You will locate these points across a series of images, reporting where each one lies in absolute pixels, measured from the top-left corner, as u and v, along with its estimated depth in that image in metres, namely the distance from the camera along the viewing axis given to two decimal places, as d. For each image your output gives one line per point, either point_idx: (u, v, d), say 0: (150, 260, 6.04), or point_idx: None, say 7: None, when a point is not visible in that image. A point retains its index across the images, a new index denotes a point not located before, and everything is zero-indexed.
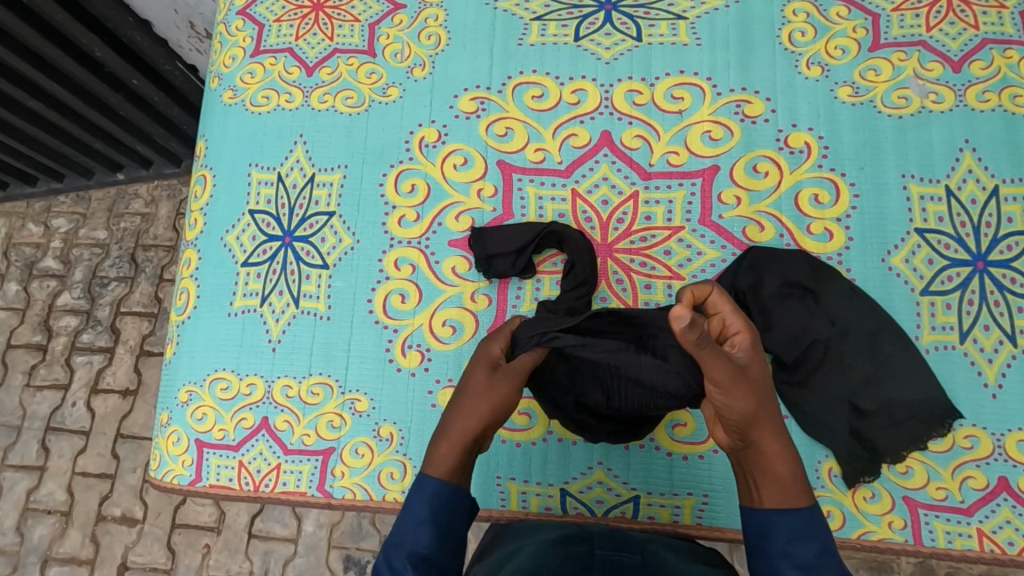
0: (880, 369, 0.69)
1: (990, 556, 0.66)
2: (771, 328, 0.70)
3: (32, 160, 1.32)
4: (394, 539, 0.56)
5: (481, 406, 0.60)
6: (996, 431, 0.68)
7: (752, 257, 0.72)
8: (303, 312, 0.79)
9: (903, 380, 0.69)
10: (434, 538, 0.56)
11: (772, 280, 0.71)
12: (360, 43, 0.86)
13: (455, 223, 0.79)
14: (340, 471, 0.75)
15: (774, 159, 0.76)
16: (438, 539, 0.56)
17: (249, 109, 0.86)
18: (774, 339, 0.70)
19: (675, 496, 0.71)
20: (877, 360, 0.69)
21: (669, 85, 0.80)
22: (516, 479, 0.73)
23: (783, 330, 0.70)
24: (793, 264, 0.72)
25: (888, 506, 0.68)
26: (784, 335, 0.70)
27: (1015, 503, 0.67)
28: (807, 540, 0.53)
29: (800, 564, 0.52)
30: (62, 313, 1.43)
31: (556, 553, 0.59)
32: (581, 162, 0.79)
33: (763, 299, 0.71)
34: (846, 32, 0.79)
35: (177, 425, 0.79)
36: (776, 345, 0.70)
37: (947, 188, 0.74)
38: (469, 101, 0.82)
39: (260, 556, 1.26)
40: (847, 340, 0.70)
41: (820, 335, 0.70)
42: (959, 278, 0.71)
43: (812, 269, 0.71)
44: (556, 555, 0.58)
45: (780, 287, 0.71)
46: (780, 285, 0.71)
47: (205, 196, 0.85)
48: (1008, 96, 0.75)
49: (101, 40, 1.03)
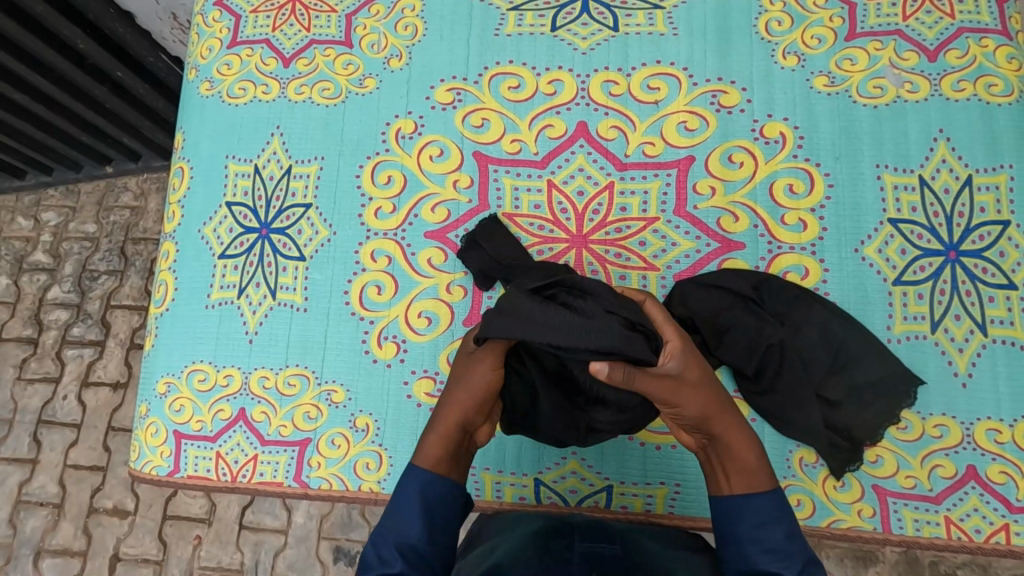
0: (839, 356, 0.70)
1: (958, 544, 0.67)
2: (725, 347, 0.71)
3: (18, 153, 1.31)
4: (379, 532, 0.56)
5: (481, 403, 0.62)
6: (966, 420, 0.68)
7: (685, 281, 0.73)
8: (280, 304, 0.79)
9: (863, 360, 0.69)
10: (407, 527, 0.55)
11: (713, 296, 0.71)
12: (337, 33, 0.86)
13: (431, 214, 0.79)
14: (316, 461, 0.75)
15: (749, 149, 0.76)
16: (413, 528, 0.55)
17: (226, 101, 0.86)
18: (730, 352, 0.71)
19: (648, 485, 0.72)
20: (834, 348, 0.70)
21: (645, 76, 0.79)
22: (490, 470, 0.73)
23: (736, 344, 0.71)
24: (735, 278, 0.71)
25: (857, 495, 0.68)
26: (738, 348, 0.71)
27: (983, 491, 0.67)
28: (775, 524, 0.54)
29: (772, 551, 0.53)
30: (52, 307, 1.43)
31: (535, 547, 0.59)
32: (557, 153, 0.79)
33: (710, 321, 0.71)
34: (823, 21, 0.78)
35: (155, 416, 0.79)
36: (735, 359, 0.71)
37: (921, 177, 0.73)
38: (445, 92, 0.82)
39: (250, 547, 1.27)
40: (803, 334, 0.70)
41: (773, 338, 0.70)
42: (931, 268, 0.71)
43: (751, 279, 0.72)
44: (535, 549, 0.59)
45: (723, 303, 0.71)
46: (723, 300, 0.71)
47: (182, 188, 0.85)
48: (983, 85, 0.75)
49: (83, 32, 1.02)
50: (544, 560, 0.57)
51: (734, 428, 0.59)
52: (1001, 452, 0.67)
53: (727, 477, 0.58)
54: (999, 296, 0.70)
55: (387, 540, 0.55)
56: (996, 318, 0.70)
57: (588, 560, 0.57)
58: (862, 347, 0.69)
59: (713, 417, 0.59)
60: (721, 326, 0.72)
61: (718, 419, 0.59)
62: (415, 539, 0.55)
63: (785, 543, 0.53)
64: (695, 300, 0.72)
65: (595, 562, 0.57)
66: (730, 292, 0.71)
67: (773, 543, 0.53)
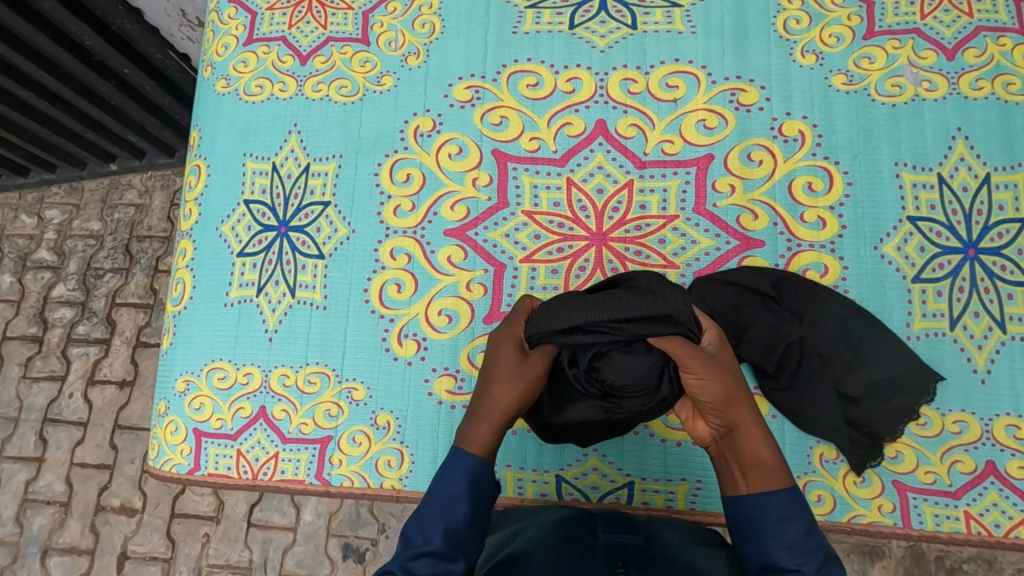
0: (858, 353, 0.70)
1: (977, 539, 0.67)
2: (746, 343, 0.71)
3: (23, 150, 1.31)
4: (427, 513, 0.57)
5: (523, 390, 0.63)
6: (985, 417, 0.69)
7: (702, 279, 0.73)
8: (299, 303, 0.79)
9: (880, 357, 0.70)
10: (435, 515, 0.57)
11: (734, 292, 0.72)
12: (354, 31, 0.86)
13: (450, 212, 0.79)
14: (337, 459, 0.75)
15: (768, 147, 0.76)
16: (440, 516, 0.57)
17: (242, 98, 0.86)
18: (751, 352, 0.71)
19: (669, 481, 0.72)
20: (853, 345, 0.70)
21: (664, 74, 0.80)
22: (511, 466, 0.74)
23: (756, 341, 0.71)
24: (758, 274, 0.72)
25: (877, 490, 0.69)
26: (758, 344, 0.71)
27: (1002, 486, 0.68)
28: (795, 519, 0.55)
29: (792, 548, 0.54)
30: (57, 304, 1.42)
31: (559, 537, 0.60)
32: (576, 151, 0.79)
33: (731, 318, 0.71)
34: (841, 19, 0.79)
35: (174, 414, 0.79)
36: (755, 356, 0.71)
37: (939, 176, 0.74)
38: (463, 90, 0.82)
39: (259, 545, 1.27)
40: (822, 333, 0.71)
41: (793, 335, 0.71)
42: (950, 265, 0.72)
43: (778, 279, 0.72)
44: (559, 539, 0.59)
45: (743, 299, 0.71)
46: (743, 295, 0.71)
47: (198, 186, 0.85)
48: (1000, 83, 0.75)
49: (91, 28, 1.01)
50: (566, 547, 0.58)
51: (751, 426, 0.60)
52: (1019, 448, 0.68)
53: (744, 474, 0.58)
54: (1018, 293, 0.71)
55: (432, 521, 0.56)
56: (1014, 315, 0.71)
57: (612, 554, 0.57)
58: (880, 345, 0.70)
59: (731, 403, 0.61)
60: (744, 326, 0.72)
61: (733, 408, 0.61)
62: (433, 523, 0.56)
63: (797, 539, 0.54)
64: (715, 297, 0.71)
65: (618, 554, 0.57)
66: (751, 292, 0.72)
67: (792, 539, 0.54)
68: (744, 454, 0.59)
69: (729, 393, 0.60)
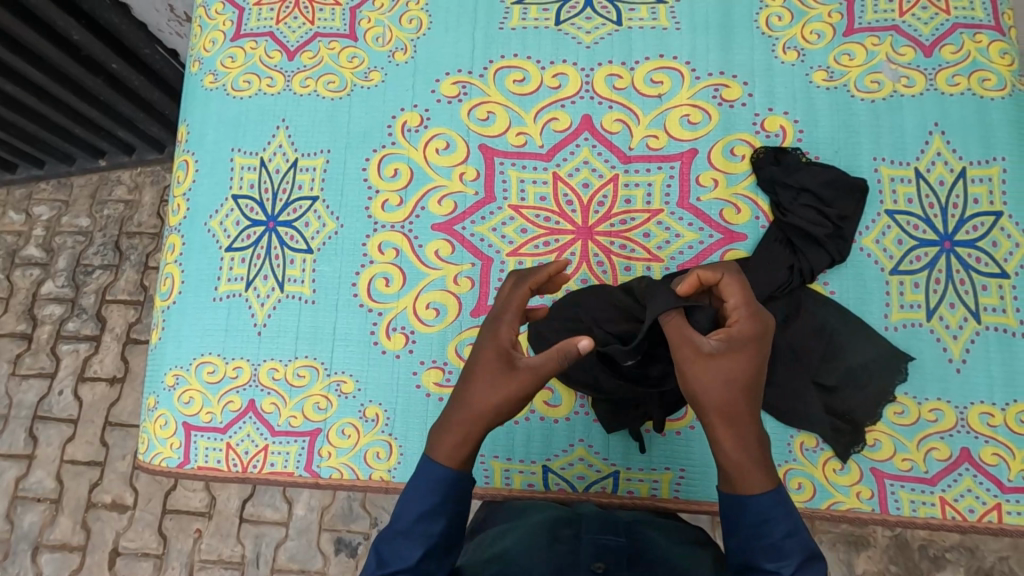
0: (830, 344, 0.72)
1: (952, 524, 0.69)
2: None
3: (9, 145, 1.30)
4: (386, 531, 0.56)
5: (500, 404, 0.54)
6: (960, 405, 0.70)
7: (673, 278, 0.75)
8: (288, 296, 0.80)
9: (851, 344, 0.71)
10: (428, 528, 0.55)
11: None
12: (341, 26, 0.86)
13: (438, 206, 0.80)
14: (326, 451, 0.76)
15: (751, 142, 0.78)
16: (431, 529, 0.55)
17: (230, 94, 0.86)
18: None
19: (653, 471, 0.74)
20: (825, 336, 0.72)
21: (649, 69, 0.81)
22: (499, 458, 0.75)
23: None
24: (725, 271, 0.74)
25: (856, 478, 0.71)
26: None
27: (976, 472, 0.70)
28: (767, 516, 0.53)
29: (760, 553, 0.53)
30: (46, 302, 1.42)
31: (544, 537, 0.59)
32: (563, 146, 0.80)
33: None
34: (822, 16, 0.80)
35: (164, 408, 0.79)
36: None
37: (916, 170, 0.75)
38: (450, 85, 0.83)
39: (251, 540, 1.28)
40: (792, 328, 0.72)
41: None
42: (926, 257, 0.74)
43: (783, 228, 0.75)
44: (544, 538, 0.59)
45: None
46: None
47: (187, 181, 0.85)
48: (977, 79, 0.77)
49: (78, 23, 1.00)
50: (552, 551, 0.57)
51: (735, 433, 0.53)
52: (993, 435, 0.70)
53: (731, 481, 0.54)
54: (992, 284, 0.73)
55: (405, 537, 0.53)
56: (989, 306, 0.72)
57: (595, 556, 0.56)
58: (849, 333, 0.72)
59: (731, 417, 0.53)
60: None
61: (732, 426, 0.53)
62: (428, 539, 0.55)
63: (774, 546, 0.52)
64: None
65: (601, 556, 0.56)
66: None
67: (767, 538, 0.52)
68: (715, 459, 0.54)
69: (730, 392, 0.54)
